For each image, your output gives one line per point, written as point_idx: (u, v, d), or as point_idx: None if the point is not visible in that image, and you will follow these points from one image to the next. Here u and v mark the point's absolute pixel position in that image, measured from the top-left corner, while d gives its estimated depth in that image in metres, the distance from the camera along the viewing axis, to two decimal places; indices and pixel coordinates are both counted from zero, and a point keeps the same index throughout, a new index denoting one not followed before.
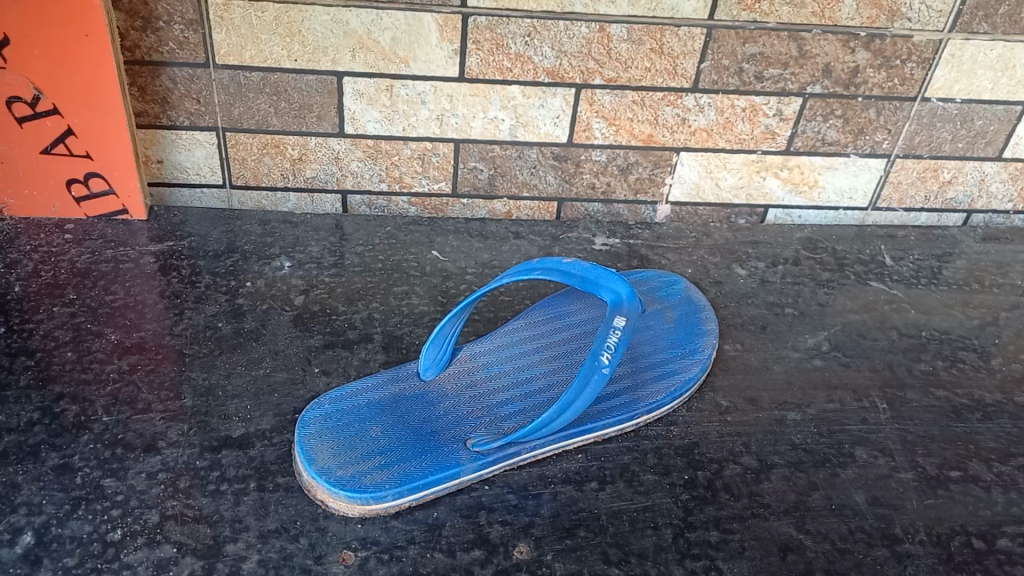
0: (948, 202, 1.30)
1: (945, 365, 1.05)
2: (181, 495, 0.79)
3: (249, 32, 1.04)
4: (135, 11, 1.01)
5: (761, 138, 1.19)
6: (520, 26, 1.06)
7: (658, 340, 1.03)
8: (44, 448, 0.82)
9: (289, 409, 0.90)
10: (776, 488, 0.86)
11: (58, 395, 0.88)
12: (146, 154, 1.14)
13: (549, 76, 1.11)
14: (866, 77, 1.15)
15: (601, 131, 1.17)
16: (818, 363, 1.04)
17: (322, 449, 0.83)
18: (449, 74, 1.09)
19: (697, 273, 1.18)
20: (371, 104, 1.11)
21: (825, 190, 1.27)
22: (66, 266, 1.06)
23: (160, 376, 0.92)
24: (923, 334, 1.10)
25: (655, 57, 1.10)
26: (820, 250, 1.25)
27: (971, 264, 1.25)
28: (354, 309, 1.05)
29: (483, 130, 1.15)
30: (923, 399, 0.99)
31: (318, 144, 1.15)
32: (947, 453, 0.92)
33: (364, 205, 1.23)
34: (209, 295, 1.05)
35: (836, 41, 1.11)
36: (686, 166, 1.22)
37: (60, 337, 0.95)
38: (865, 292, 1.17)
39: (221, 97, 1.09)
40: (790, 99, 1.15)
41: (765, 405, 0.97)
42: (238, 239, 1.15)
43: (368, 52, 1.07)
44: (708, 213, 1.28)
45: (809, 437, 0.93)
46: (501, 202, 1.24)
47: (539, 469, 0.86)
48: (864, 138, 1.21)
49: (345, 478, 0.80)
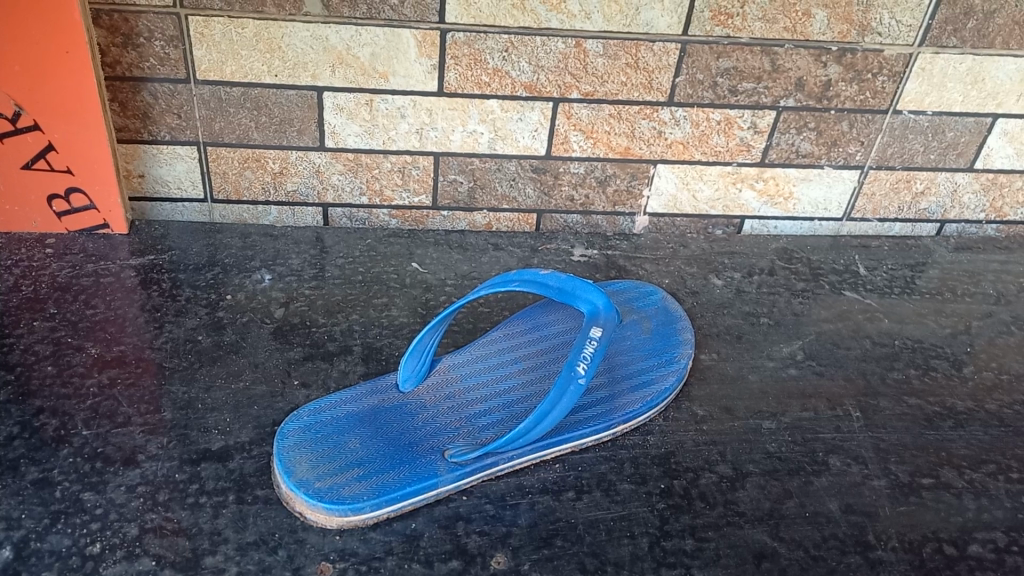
0: (922, 212, 1.32)
1: (918, 374, 1.07)
2: (161, 508, 0.80)
3: (229, 48, 1.05)
4: (116, 28, 1.02)
5: (737, 151, 1.21)
6: (498, 41, 1.07)
7: (634, 351, 1.04)
8: (24, 462, 0.83)
9: (268, 421, 0.90)
10: (751, 496, 0.88)
11: (38, 410, 0.89)
12: (127, 168, 1.15)
13: (526, 90, 1.12)
14: (839, 90, 1.17)
15: (578, 144, 1.18)
16: (793, 372, 1.05)
17: (301, 461, 0.84)
18: (428, 89, 1.11)
19: (674, 284, 1.20)
20: (350, 119, 1.12)
21: (800, 202, 1.29)
22: (47, 280, 1.07)
23: (140, 390, 0.92)
24: (896, 343, 1.12)
25: (631, 71, 1.12)
26: (796, 260, 1.27)
27: (944, 273, 1.27)
28: (334, 322, 1.06)
29: (462, 144, 1.17)
30: (896, 407, 1.01)
31: (299, 158, 1.16)
32: (919, 460, 0.94)
33: (345, 217, 1.24)
34: (189, 308, 1.05)
35: (808, 55, 1.13)
36: (662, 179, 1.24)
37: (40, 352, 0.96)
38: (839, 302, 1.19)
39: (201, 112, 1.10)
40: (764, 112, 1.17)
41: (740, 414, 0.98)
42: (218, 252, 1.16)
43: (346, 67, 1.08)
44: (684, 224, 1.30)
45: (783, 445, 0.94)
46: (481, 214, 1.25)
47: (517, 479, 0.87)
48: (837, 150, 1.23)
49: (323, 490, 0.80)
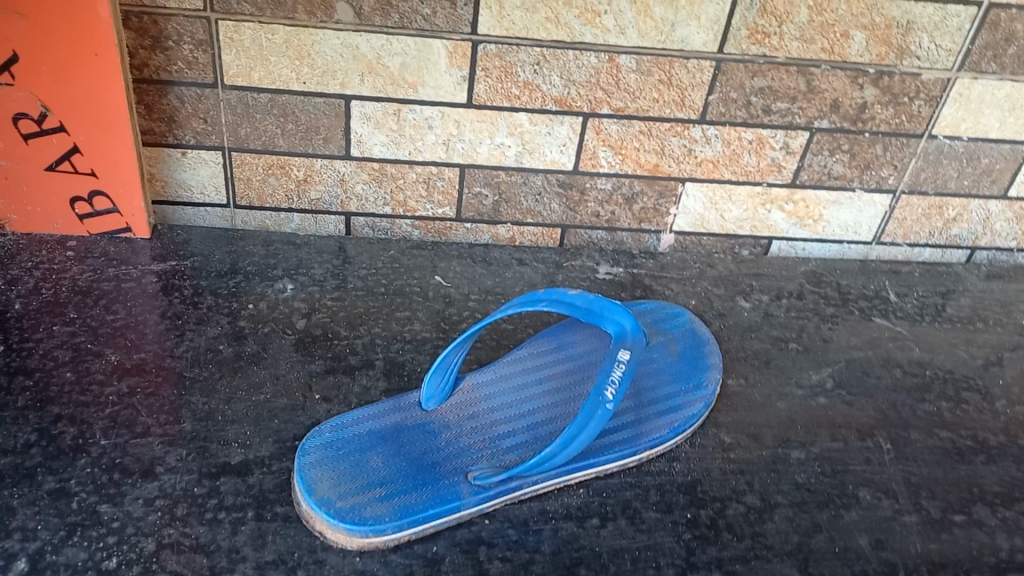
0: (953, 239, 1.30)
1: (950, 406, 1.04)
2: (178, 523, 0.78)
3: (258, 54, 1.03)
4: (145, 30, 1.01)
5: (768, 171, 1.19)
6: (530, 54, 1.06)
7: (662, 373, 1.02)
8: (40, 471, 0.81)
9: (289, 435, 0.89)
10: (779, 528, 0.85)
11: (56, 417, 0.87)
12: (150, 171, 1.13)
13: (557, 104, 1.11)
14: (874, 113, 1.15)
15: (607, 160, 1.17)
16: (822, 401, 1.03)
17: (322, 479, 0.82)
18: (457, 100, 1.09)
19: (701, 305, 1.18)
20: (377, 128, 1.11)
21: (829, 224, 1.27)
22: (67, 284, 1.06)
23: (160, 400, 0.91)
24: (927, 373, 1.10)
25: (664, 88, 1.10)
26: (825, 284, 1.25)
27: (975, 302, 1.25)
28: (356, 335, 1.04)
29: (489, 156, 1.15)
30: (927, 440, 0.99)
31: (324, 166, 1.14)
32: (950, 496, 0.92)
33: (368, 227, 1.22)
34: (211, 317, 1.04)
35: (844, 77, 1.11)
36: (691, 197, 1.22)
37: (59, 357, 0.94)
38: (869, 328, 1.17)
39: (227, 117, 1.09)
40: (797, 133, 1.15)
41: (768, 442, 0.96)
42: (240, 260, 1.15)
43: (376, 76, 1.06)
44: (711, 243, 1.28)
45: (812, 477, 0.92)
46: (505, 227, 1.23)
47: (540, 504, 0.85)
48: (870, 173, 1.21)
49: (344, 509, 0.79)
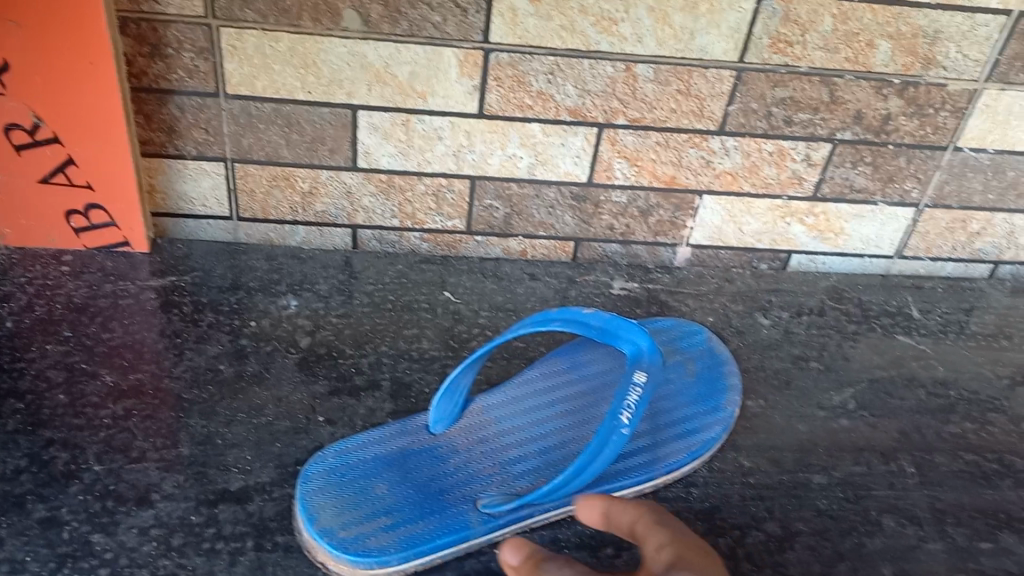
0: (976, 253, 1.26)
1: (975, 428, 1.01)
2: (174, 553, 0.75)
3: (263, 62, 1.00)
4: (143, 37, 0.97)
5: (787, 184, 1.16)
6: (544, 63, 1.02)
7: (679, 396, 0.99)
8: (31, 499, 0.78)
9: (291, 460, 0.85)
10: (801, 558, 0.82)
11: (49, 442, 0.84)
12: (150, 183, 1.10)
13: (571, 115, 1.07)
14: (898, 125, 1.11)
15: (622, 172, 1.13)
16: (844, 423, 0.99)
17: (325, 507, 0.79)
18: (468, 110, 1.06)
19: (719, 322, 1.14)
20: (386, 139, 1.07)
21: (850, 238, 1.23)
22: (62, 300, 1.02)
23: (157, 423, 0.87)
24: (952, 393, 1.06)
25: (682, 98, 1.06)
26: (846, 300, 1.21)
27: (1000, 319, 1.21)
28: (362, 353, 1.01)
29: (500, 167, 1.11)
30: (952, 464, 0.95)
31: (329, 178, 1.11)
32: (977, 523, 0.88)
33: (374, 240, 1.18)
34: (211, 335, 1.00)
35: (869, 87, 1.07)
36: (708, 210, 1.18)
37: (53, 378, 0.91)
38: (891, 346, 1.13)
39: (230, 128, 1.05)
40: (819, 144, 1.12)
41: (788, 467, 0.92)
42: (243, 275, 1.11)
43: (384, 85, 1.03)
44: (729, 257, 1.24)
45: (834, 503, 0.88)
46: (516, 240, 1.20)
47: (552, 533, 0.81)
48: (893, 186, 1.17)
49: (347, 540, 0.76)
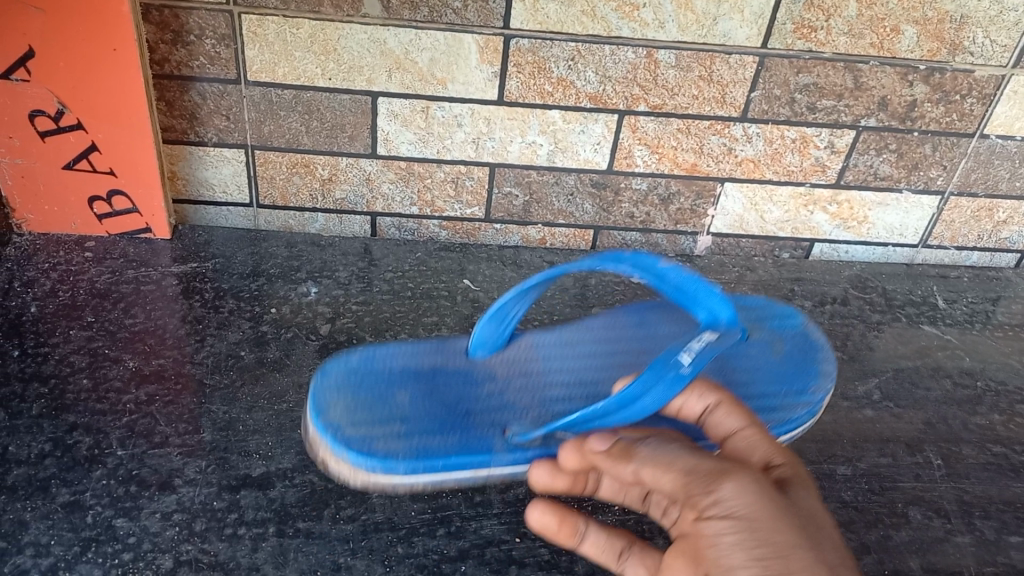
0: (1002, 242, 1.25)
1: (1003, 420, 0.99)
2: (196, 539, 0.75)
3: (283, 48, 1.00)
4: (166, 24, 0.97)
5: (810, 171, 1.14)
6: (565, 49, 1.01)
7: (762, 371, 0.96)
8: (54, 484, 0.78)
9: (311, 447, 0.85)
10: None
11: (72, 426, 0.84)
12: (172, 170, 1.10)
13: (591, 101, 1.06)
14: (924, 111, 1.09)
15: (642, 159, 1.12)
16: (869, 413, 0.98)
17: (337, 408, 0.83)
18: (487, 97, 1.05)
19: None
20: (405, 126, 1.07)
21: (874, 226, 1.21)
22: (85, 286, 1.03)
23: (179, 409, 0.88)
24: (979, 384, 1.04)
25: (704, 85, 1.05)
26: (870, 289, 1.20)
27: None
28: (382, 341, 1.00)
29: (520, 155, 1.11)
30: (980, 456, 0.94)
31: (349, 164, 1.11)
32: (1007, 516, 0.87)
33: (394, 227, 1.18)
34: (232, 321, 1.00)
35: (894, 73, 1.05)
36: (729, 198, 1.17)
37: (76, 363, 0.91)
38: (917, 336, 1.12)
39: (251, 114, 1.05)
40: (843, 131, 1.10)
41: (812, 457, 0.91)
42: (264, 262, 1.11)
43: (404, 72, 1.02)
44: (750, 245, 1.23)
45: (859, 494, 0.87)
46: (536, 228, 1.19)
47: None
48: (918, 173, 1.15)
49: (356, 440, 0.80)
